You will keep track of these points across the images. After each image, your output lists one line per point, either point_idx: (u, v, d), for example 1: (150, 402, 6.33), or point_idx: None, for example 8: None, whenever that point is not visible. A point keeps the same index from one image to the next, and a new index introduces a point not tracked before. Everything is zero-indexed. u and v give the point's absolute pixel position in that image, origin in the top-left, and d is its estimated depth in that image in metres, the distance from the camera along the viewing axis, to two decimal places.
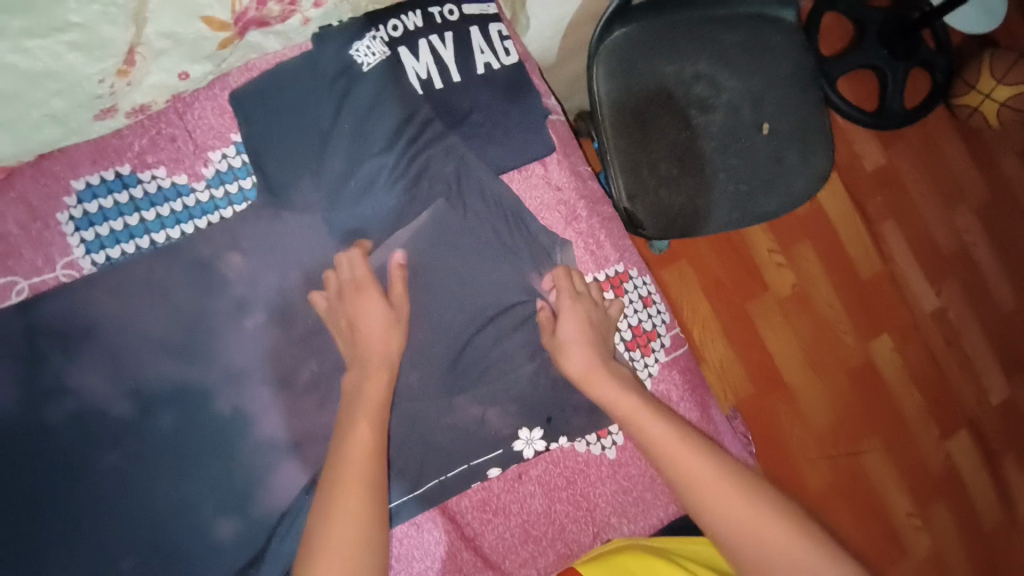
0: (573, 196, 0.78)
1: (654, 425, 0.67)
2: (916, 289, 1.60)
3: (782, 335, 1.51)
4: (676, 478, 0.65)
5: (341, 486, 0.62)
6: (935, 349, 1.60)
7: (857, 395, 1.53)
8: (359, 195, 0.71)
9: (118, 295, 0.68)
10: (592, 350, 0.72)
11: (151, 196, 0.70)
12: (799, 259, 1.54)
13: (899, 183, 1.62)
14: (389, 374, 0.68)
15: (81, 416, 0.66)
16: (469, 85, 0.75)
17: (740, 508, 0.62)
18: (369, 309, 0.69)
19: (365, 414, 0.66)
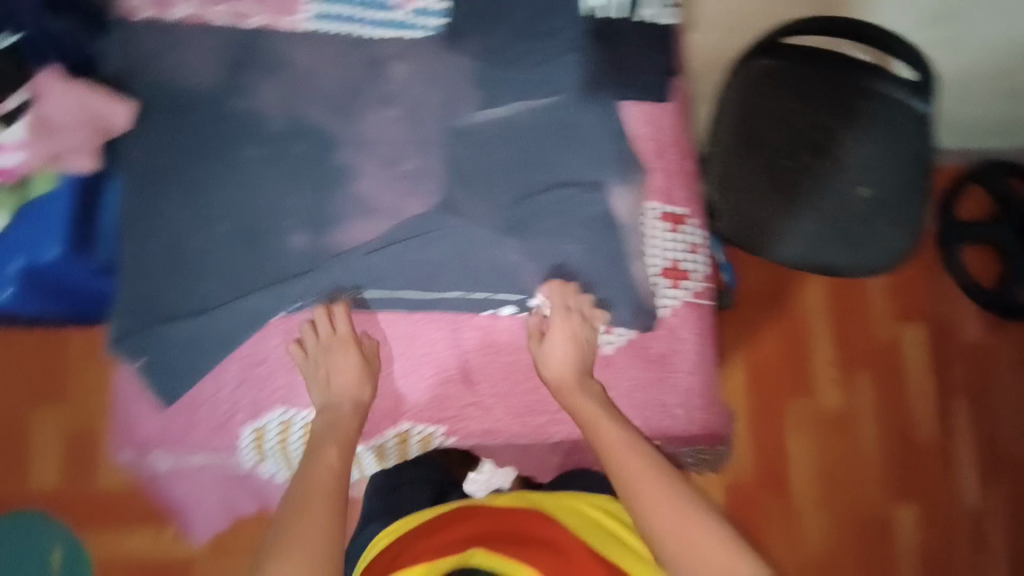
0: (672, 142, 0.89)
1: (609, 429, 0.77)
2: (962, 482, 1.39)
3: (804, 445, 1.39)
4: (619, 474, 0.73)
5: (303, 490, 0.75)
6: (958, 553, 1.35)
7: (862, 540, 1.35)
8: (512, 63, 0.88)
9: (309, 52, 0.88)
10: (576, 371, 0.82)
11: (365, 2, 0.89)
12: (856, 388, 1.42)
13: (987, 367, 1.45)
14: (348, 436, 0.81)
15: (246, 116, 0.86)
16: (630, 24, 0.89)
17: (670, 515, 0.69)
18: (343, 362, 0.82)
19: (332, 442, 0.80)
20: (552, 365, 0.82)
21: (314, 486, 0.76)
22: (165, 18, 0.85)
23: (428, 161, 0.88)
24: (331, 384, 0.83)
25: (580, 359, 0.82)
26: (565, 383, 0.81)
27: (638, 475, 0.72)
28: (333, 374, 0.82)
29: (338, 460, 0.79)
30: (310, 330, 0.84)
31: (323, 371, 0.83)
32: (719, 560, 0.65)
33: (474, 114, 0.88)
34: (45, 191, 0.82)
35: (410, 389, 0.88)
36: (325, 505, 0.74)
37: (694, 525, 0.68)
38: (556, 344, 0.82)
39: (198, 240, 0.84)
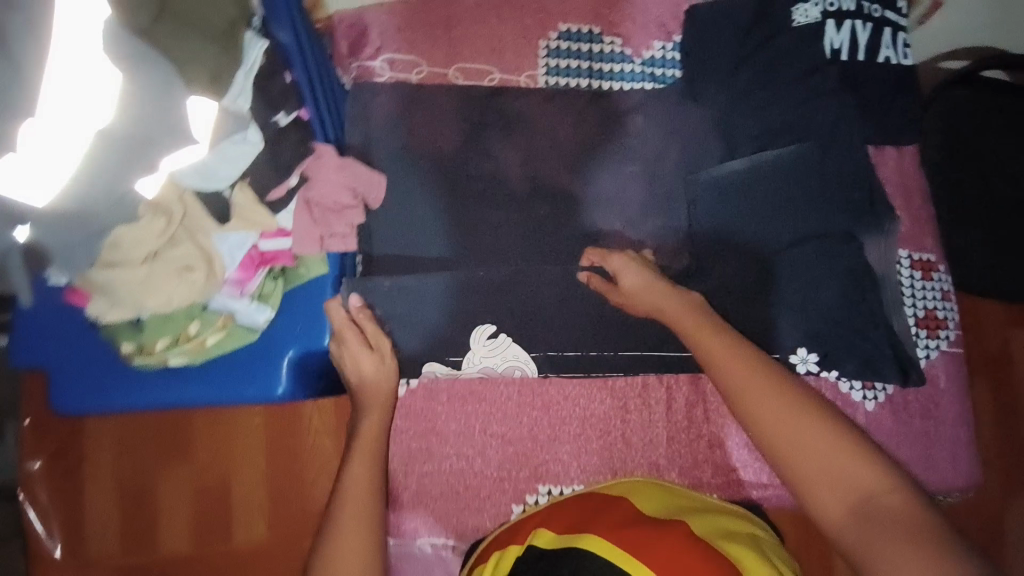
0: (914, 184, 0.89)
1: (715, 338, 0.69)
2: None
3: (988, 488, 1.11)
4: (733, 387, 0.66)
5: (340, 510, 0.67)
6: None
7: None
8: (754, 109, 0.87)
9: (550, 107, 0.86)
10: (648, 282, 0.74)
11: (603, 54, 0.89)
12: None
13: None
14: (385, 411, 0.74)
15: (493, 178, 0.84)
16: (869, 66, 0.88)
17: (792, 427, 0.61)
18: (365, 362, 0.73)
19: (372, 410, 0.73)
20: (624, 282, 0.75)
21: (358, 480, 0.69)
22: (410, 80, 0.85)
23: (670, 218, 0.87)
24: (362, 382, 0.74)
25: (656, 286, 0.74)
26: (635, 300, 0.75)
27: (750, 382, 0.65)
28: (358, 368, 0.73)
29: (371, 474, 0.69)
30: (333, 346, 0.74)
31: (351, 367, 0.74)
32: (857, 472, 0.57)
33: (719, 165, 0.86)
34: (312, 275, 0.75)
35: (671, 459, 0.82)
36: (368, 500, 0.68)
37: (820, 437, 0.60)
38: (629, 276, 0.75)
39: (450, 314, 0.80)
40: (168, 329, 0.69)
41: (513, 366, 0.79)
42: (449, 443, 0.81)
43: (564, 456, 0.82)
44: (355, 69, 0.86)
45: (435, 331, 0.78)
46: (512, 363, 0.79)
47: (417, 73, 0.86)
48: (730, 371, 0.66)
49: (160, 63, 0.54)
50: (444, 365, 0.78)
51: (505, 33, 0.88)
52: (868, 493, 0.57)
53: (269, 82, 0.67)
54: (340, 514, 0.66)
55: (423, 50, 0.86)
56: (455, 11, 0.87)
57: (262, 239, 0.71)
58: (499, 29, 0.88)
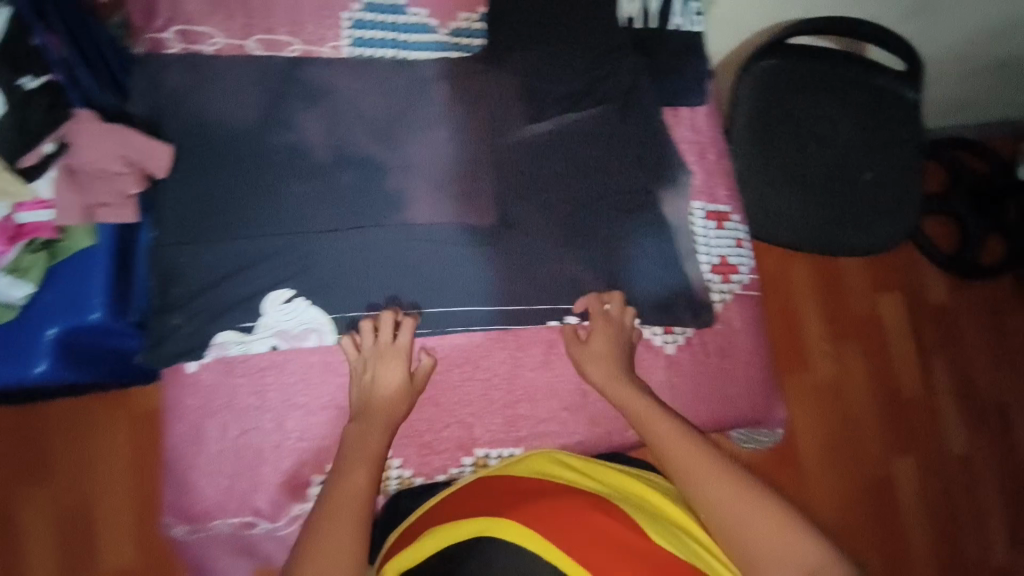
0: (708, 141, 0.93)
1: (660, 417, 0.79)
2: (947, 428, 1.65)
3: (807, 421, 1.60)
4: (657, 442, 0.78)
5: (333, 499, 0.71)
6: (952, 489, 1.62)
7: (864, 494, 1.58)
8: (554, 76, 0.91)
9: (355, 77, 0.87)
10: (610, 370, 0.83)
11: (408, 25, 0.90)
12: (844, 356, 1.64)
13: (953, 322, 1.71)
14: (406, 390, 0.80)
15: (292, 147, 0.83)
16: (661, 34, 0.94)
17: (735, 495, 0.71)
18: (390, 368, 0.79)
19: (360, 424, 0.77)
20: (382, 381, 0.79)
21: (351, 469, 0.73)
22: (204, 52, 0.84)
23: (478, 181, 0.87)
24: (370, 395, 0.78)
25: (405, 395, 0.79)
26: (601, 381, 0.83)
27: (676, 446, 0.76)
28: (381, 381, 0.79)
29: (378, 451, 0.75)
30: (349, 346, 0.80)
31: (369, 375, 0.79)
32: (775, 537, 0.67)
33: (523, 130, 0.89)
34: (80, 247, 0.74)
35: (479, 416, 0.85)
36: (360, 500, 0.71)
37: (744, 497, 0.70)
38: (383, 369, 0.79)
39: (247, 284, 0.80)
40: None
41: (309, 328, 0.80)
42: (246, 417, 0.79)
43: None
44: (145, 41, 0.84)
45: (231, 303, 0.79)
46: (310, 326, 0.80)
47: (213, 46, 0.85)
48: (672, 453, 0.76)
49: None
50: (235, 330, 0.79)
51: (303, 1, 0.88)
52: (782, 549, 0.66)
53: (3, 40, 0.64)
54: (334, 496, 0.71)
55: (218, 21, 0.85)
56: None
57: (19, 210, 0.69)
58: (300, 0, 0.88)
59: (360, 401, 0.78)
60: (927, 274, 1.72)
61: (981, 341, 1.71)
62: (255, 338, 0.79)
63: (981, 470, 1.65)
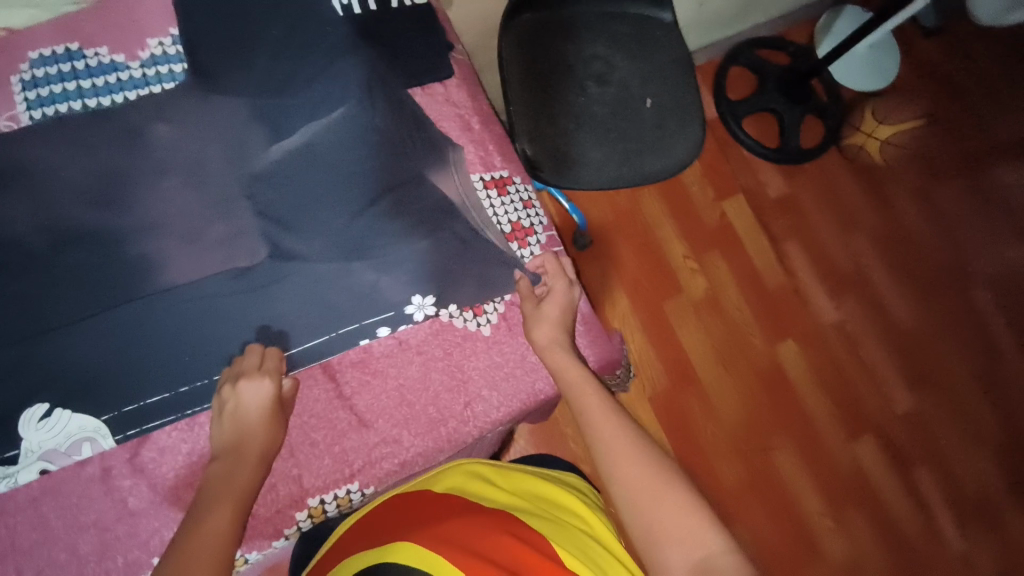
0: (469, 111, 0.91)
1: (594, 391, 0.74)
2: (819, 305, 1.75)
3: (694, 335, 1.66)
4: (589, 420, 0.72)
5: (192, 545, 0.62)
6: (839, 359, 1.71)
7: (761, 389, 1.66)
8: (281, 84, 0.83)
9: (49, 144, 0.76)
10: (556, 333, 0.80)
11: (91, 69, 0.79)
12: (709, 266, 1.72)
13: (797, 209, 1.80)
14: (263, 458, 0.70)
15: (2, 241, 0.73)
16: (385, 12, 0.89)
17: (651, 480, 0.64)
18: (252, 389, 0.71)
19: (225, 498, 0.66)
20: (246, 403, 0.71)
21: (213, 513, 0.65)
22: None
23: (234, 221, 0.79)
24: (235, 429, 0.71)
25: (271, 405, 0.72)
26: (544, 343, 0.79)
27: (609, 429, 0.69)
28: (245, 401, 0.71)
29: (232, 524, 0.64)
30: (229, 370, 0.74)
31: (231, 408, 0.71)
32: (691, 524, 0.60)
33: (266, 151, 0.82)
34: None
35: (307, 464, 0.77)
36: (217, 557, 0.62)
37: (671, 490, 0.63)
38: (251, 390, 0.71)
39: None
40: None
41: (78, 439, 0.70)
42: (31, 555, 0.68)
43: (178, 515, 0.71)
44: None
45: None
46: (78, 436, 0.70)
47: None
48: (602, 429, 0.70)
49: None
50: None
51: None
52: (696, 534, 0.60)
53: None
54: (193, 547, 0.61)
55: None
56: None
57: None
58: None
59: (213, 479, 0.69)
60: (762, 166, 1.81)
61: (829, 215, 1.82)
62: (19, 468, 0.69)
63: (857, 331, 1.74)
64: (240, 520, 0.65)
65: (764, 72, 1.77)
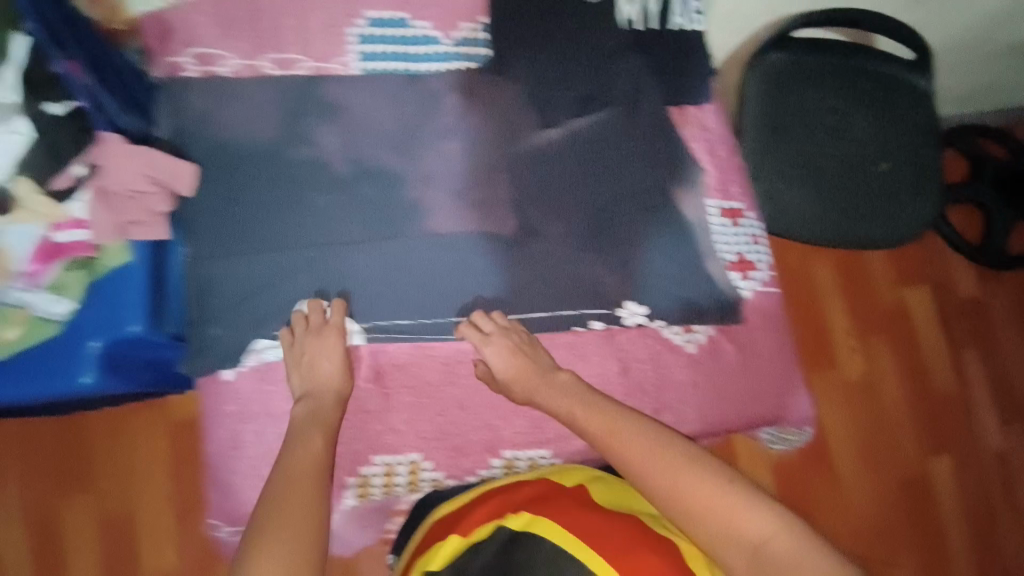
0: (719, 138, 0.93)
1: (617, 419, 0.76)
2: (984, 425, 1.61)
3: (840, 418, 1.55)
4: (624, 461, 0.72)
5: (282, 485, 0.69)
6: (990, 489, 1.58)
7: (899, 496, 1.53)
8: (561, 80, 0.91)
9: (369, 92, 0.89)
10: (525, 362, 0.81)
11: (414, 38, 0.91)
12: (873, 351, 1.61)
13: (984, 317, 1.68)
14: (342, 392, 0.79)
15: (315, 163, 0.86)
16: (664, 34, 0.94)
17: (717, 509, 0.66)
18: (325, 349, 0.79)
19: (320, 428, 0.74)
20: (494, 365, 0.81)
21: (302, 443, 0.73)
22: (218, 74, 0.86)
23: (496, 191, 0.89)
24: (318, 373, 0.78)
25: (532, 369, 0.81)
26: (521, 394, 0.81)
27: (660, 461, 0.70)
28: (319, 359, 0.79)
29: (325, 449, 0.73)
30: (300, 320, 0.81)
31: (307, 359, 0.79)
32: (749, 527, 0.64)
33: (535, 135, 0.90)
34: (117, 264, 0.75)
35: (506, 419, 0.85)
36: (313, 476, 0.70)
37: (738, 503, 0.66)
38: (502, 360, 0.80)
39: (282, 299, 0.83)
40: None
41: (339, 334, 0.82)
42: (282, 421, 0.81)
43: (400, 426, 0.83)
44: (162, 66, 0.85)
45: (264, 321, 0.82)
46: (339, 331, 0.82)
47: (228, 67, 0.86)
48: (657, 458, 0.71)
49: None
50: (269, 337, 0.81)
51: (312, 23, 0.88)
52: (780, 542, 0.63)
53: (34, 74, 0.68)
54: (288, 494, 0.68)
55: (230, 44, 0.86)
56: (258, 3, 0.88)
57: (56, 232, 0.71)
58: (308, 19, 0.88)
59: (303, 416, 0.76)
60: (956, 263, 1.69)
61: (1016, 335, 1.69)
62: (288, 344, 0.81)
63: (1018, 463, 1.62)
64: (332, 446, 0.74)
65: (981, 164, 1.62)
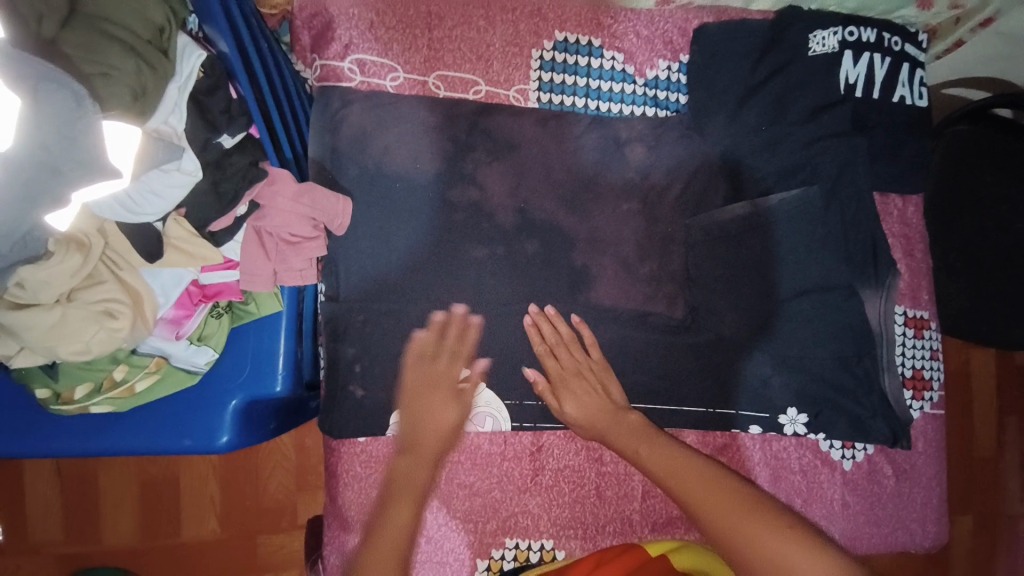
0: (916, 235, 0.84)
1: (689, 467, 0.66)
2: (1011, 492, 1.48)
3: None
4: (686, 502, 0.64)
5: (378, 538, 0.64)
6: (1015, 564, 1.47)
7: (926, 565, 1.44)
8: (759, 147, 0.81)
9: (546, 132, 0.78)
10: (587, 389, 0.73)
11: (602, 71, 0.80)
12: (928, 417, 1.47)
13: None
14: (451, 437, 0.72)
15: (477, 207, 0.76)
16: (883, 106, 0.82)
17: (742, 521, 0.59)
18: (432, 408, 0.72)
19: (406, 498, 0.68)
20: (557, 390, 0.73)
21: (391, 515, 0.66)
22: (385, 87, 0.76)
23: (668, 264, 0.80)
24: (422, 429, 0.71)
25: (607, 410, 0.73)
26: (585, 419, 0.73)
27: (694, 479, 0.65)
28: (427, 416, 0.71)
29: (408, 524, 0.66)
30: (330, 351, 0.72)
31: (412, 412, 0.71)
32: (787, 551, 0.56)
33: (720, 208, 0.81)
34: (265, 311, 0.66)
35: (646, 512, 0.77)
36: (401, 553, 0.63)
37: (747, 514, 0.60)
38: (575, 402, 0.73)
39: (423, 361, 0.73)
40: (88, 376, 0.60)
41: (484, 413, 0.74)
42: None
43: (534, 510, 0.75)
44: (319, 68, 0.75)
45: None
46: (485, 409, 0.74)
47: (393, 79, 0.76)
48: (685, 486, 0.65)
49: (71, 82, 0.45)
50: None
51: (493, 39, 0.77)
52: (786, 554, 0.56)
53: (208, 98, 0.57)
54: (386, 526, 0.65)
55: (400, 51, 0.76)
56: (439, 7, 0.77)
57: (204, 273, 0.62)
58: (489, 33, 0.77)
59: (398, 473, 0.70)
60: None
61: None
62: None
63: None
64: (414, 520, 0.67)
65: None
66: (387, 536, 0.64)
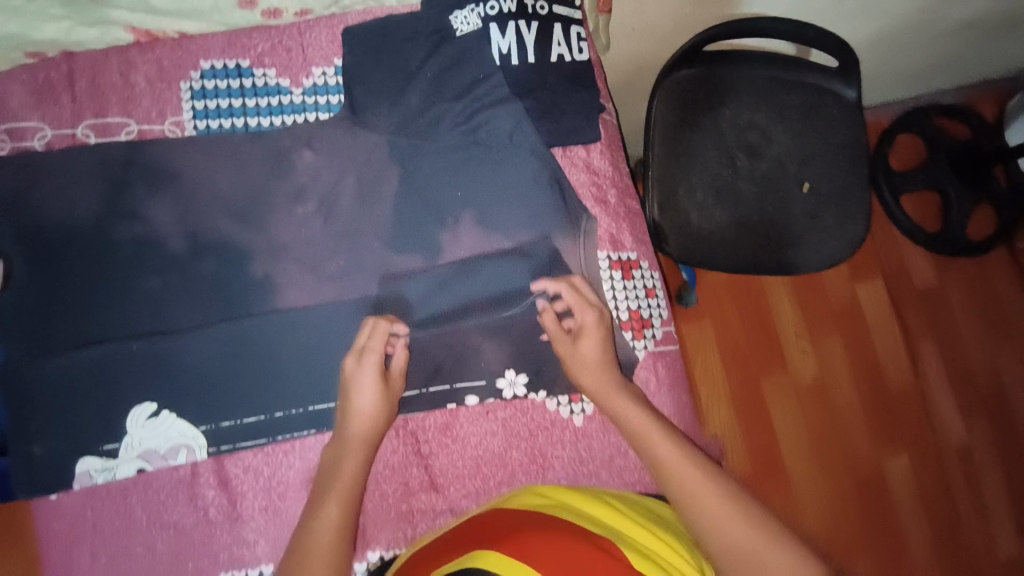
0: (607, 182, 0.86)
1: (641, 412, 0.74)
2: (944, 419, 1.45)
3: (785, 427, 1.41)
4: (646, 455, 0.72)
5: (308, 538, 0.68)
6: (929, 474, 1.42)
7: (856, 491, 1.39)
8: (424, 130, 0.83)
9: (206, 156, 0.80)
10: (594, 348, 0.78)
11: (257, 88, 0.82)
12: (825, 352, 1.45)
13: (943, 304, 1.50)
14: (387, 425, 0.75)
15: (144, 242, 0.78)
16: (542, 68, 0.84)
17: (684, 479, 0.69)
18: (365, 382, 0.75)
19: (351, 477, 0.72)
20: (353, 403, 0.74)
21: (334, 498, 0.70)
22: (34, 148, 0.79)
23: (358, 255, 0.80)
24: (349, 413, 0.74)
25: (604, 365, 0.77)
26: (363, 411, 0.74)
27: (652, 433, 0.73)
28: (358, 395, 0.74)
29: (354, 495, 0.71)
30: (23, 397, 0.75)
31: (348, 396, 0.75)
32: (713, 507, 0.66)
33: (394, 192, 0.82)
34: None
35: (371, 514, 0.76)
36: (341, 534, 0.69)
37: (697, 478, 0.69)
38: (366, 397, 0.74)
39: (109, 398, 0.75)
40: None
41: (177, 445, 0.75)
42: (110, 543, 0.74)
43: (250, 536, 0.75)
44: None
45: (90, 429, 0.74)
46: (178, 441, 0.75)
47: (40, 139, 0.79)
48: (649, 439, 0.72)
49: None
50: (98, 457, 0.74)
51: (137, 79, 0.81)
52: (711, 506, 0.66)
53: None
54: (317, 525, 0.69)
55: (45, 112, 0.79)
56: (78, 64, 0.80)
57: None
58: (133, 75, 0.81)
59: (329, 455, 0.74)
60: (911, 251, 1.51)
61: (940, 290, 1.50)
62: (120, 462, 0.74)
63: (984, 463, 1.45)
64: (352, 499, 0.71)
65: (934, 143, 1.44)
66: (316, 542, 0.68)
